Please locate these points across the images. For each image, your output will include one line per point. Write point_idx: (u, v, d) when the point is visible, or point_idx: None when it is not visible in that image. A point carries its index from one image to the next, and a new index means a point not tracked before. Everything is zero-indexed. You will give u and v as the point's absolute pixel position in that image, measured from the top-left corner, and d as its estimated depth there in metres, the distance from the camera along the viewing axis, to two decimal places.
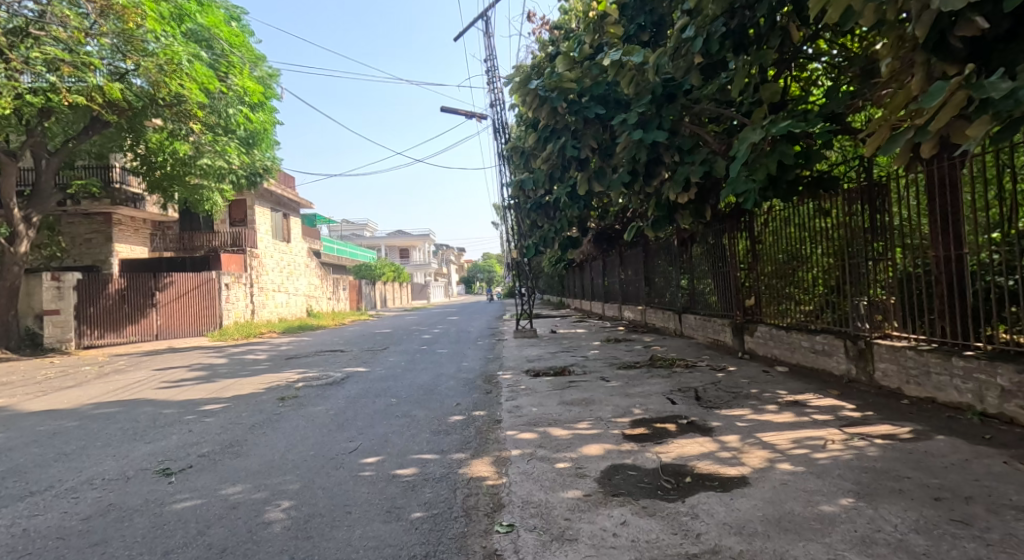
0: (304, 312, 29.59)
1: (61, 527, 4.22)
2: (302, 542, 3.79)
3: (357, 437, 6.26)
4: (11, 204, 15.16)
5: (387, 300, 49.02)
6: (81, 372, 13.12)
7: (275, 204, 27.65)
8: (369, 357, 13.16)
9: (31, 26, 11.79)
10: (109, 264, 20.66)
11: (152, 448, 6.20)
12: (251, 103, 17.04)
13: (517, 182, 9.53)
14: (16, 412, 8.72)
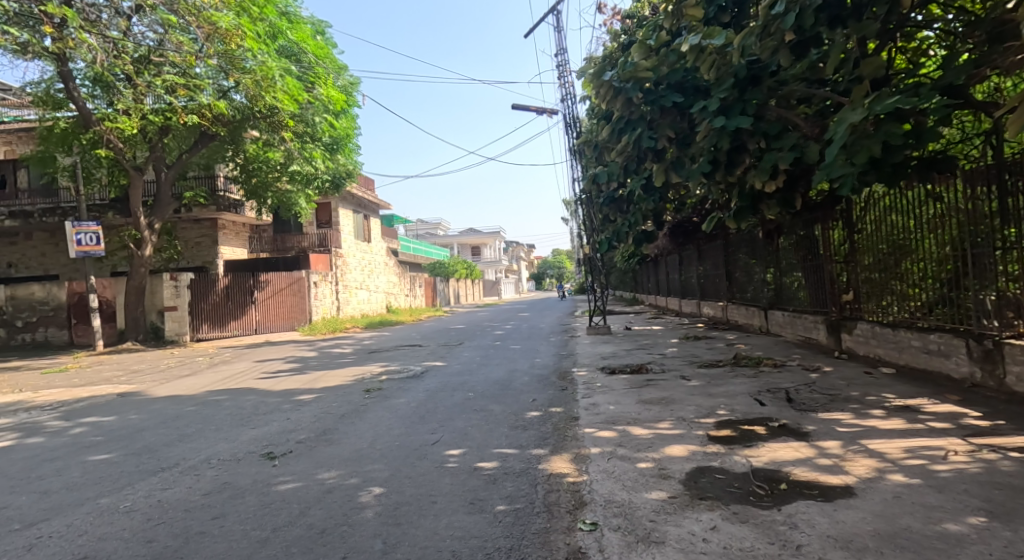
0: (384, 309, 30.70)
1: (183, 501, 4.60)
2: (393, 528, 3.93)
3: (438, 430, 6.41)
4: (138, 213, 16.68)
5: (459, 297, 49.87)
6: (194, 362, 14.31)
7: (356, 205, 28.79)
8: (445, 352, 13.47)
9: (152, 54, 13.24)
10: (215, 264, 22.43)
11: (256, 433, 6.64)
12: (335, 111, 17.78)
13: (590, 176, 9.37)
14: (143, 396, 9.66)
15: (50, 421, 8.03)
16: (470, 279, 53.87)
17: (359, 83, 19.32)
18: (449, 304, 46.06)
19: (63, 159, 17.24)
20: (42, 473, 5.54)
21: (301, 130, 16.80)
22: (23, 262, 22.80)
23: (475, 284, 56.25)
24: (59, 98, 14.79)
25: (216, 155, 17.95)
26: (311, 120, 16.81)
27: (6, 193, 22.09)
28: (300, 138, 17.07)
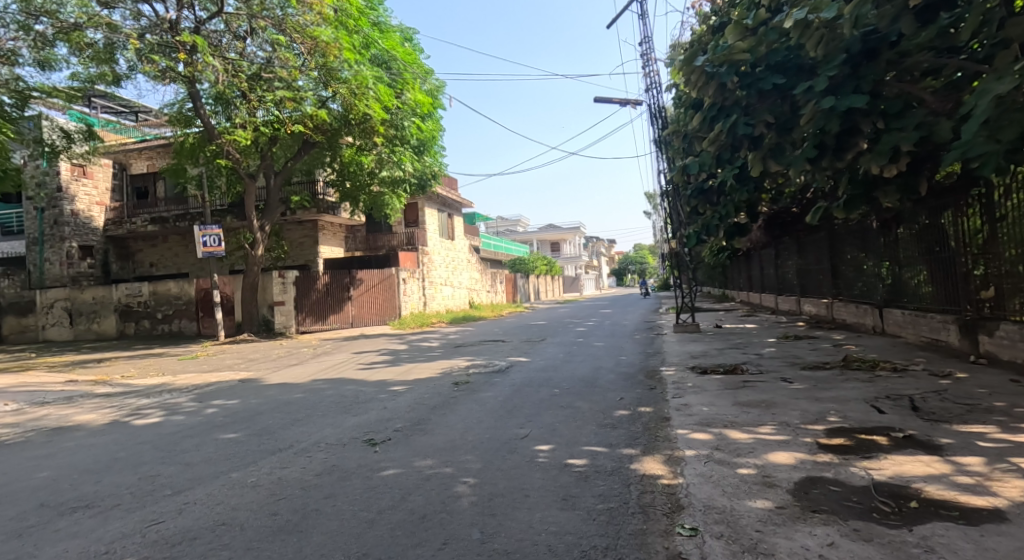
0: (468, 305, 31.35)
1: (298, 480, 4.94)
2: (490, 518, 4.01)
3: (527, 424, 6.45)
4: (252, 217, 18.12)
5: (541, 293, 49.81)
6: (300, 352, 15.33)
7: (441, 204, 29.54)
8: (529, 347, 13.55)
9: (263, 70, 14.51)
10: (316, 263, 23.99)
11: (358, 421, 6.99)
12: (422, 114, 18.14)
13: (678, 167, 9.02)
14: (258, 382, 10.48)
15: (185, 402, 8.91)
16: (550, 275, 53.72)
17: (444, 87, 19.72)
18: (531, 300, 46.19)
19: (191, 169, 19.06)
20: (182, 448, 6.15)
21: (391, 134, 17.34)
22: (160, 262, 25.53)
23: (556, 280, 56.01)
24: (188, 116, 16.40)
25: (317, 161, 19.04)
26: (399, 123, 17.30)
27: (147, 201, 24.79)
28: (389, 142, 17.60)
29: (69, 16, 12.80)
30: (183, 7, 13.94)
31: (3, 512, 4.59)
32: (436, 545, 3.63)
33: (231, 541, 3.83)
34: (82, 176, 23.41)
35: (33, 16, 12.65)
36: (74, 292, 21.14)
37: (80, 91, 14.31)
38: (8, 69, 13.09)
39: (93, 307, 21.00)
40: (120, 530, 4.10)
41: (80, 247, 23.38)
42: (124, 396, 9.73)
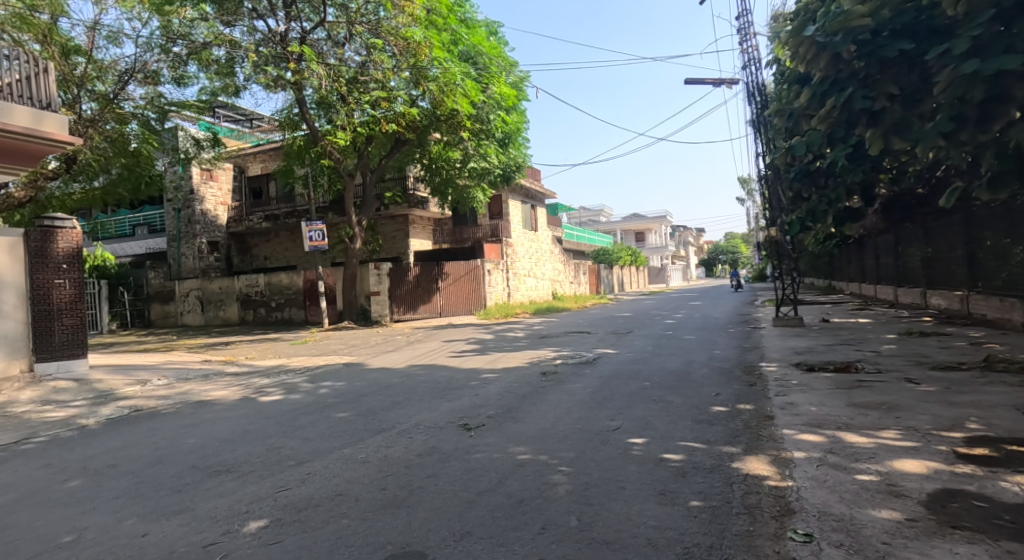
0: (552, 296, 31.12)
1: (402, 459, 5.16)
2: (586, 507, 3.98)
3: (618, 417, 6.33)
4: (351, 213, 19.18)
5: (627, 284, 48.44)
6: (395, 340, 16.03)
7: (524, 196, 29.32)
8: (615, 339, 13.30)
9: (358, 74, 14.97)
10: (407, 256, 24.94)
11: (452, 406, 7.18)
12: (507, 108, 18.21)
13: (782, 149, 8.42)
14: (359, 367, 11.07)
15: (299, 382, 9.60)
16: (637, 266, 52.40)
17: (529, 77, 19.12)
18: (617, 292, 45.14)
19: (298, 170, 20.33)
20: (299, 424, 6.62)
21: (477, 128, 17.53)
22: (273, 255, 27.07)
23: (643, 271, 54.33)
24: (294, 120, 17.67)
25: (407, 158, 19.69)
26: (486, 117, 17.38)
27: (261, 200, 26.79)
28: (475, 136, 17.83)
29: (199, 36, 14.09)
30: (291, 19, 14.86)
31: (161, 471, 5.17)
32: (535, 530, 3.66)
33: (346, 511, 4.06)
34: (208, 180, 25.90)
35: (172, 39, 13.92)
36: (204, 283, 23.42)
37: (206, 103, 15.62)
38: (150, 88, 14.53)
39: (219, 296, 23.10)
40: (256, 494, 4.48)
41: (208, 243, 25.97)
42: (249, 376, 10.65)
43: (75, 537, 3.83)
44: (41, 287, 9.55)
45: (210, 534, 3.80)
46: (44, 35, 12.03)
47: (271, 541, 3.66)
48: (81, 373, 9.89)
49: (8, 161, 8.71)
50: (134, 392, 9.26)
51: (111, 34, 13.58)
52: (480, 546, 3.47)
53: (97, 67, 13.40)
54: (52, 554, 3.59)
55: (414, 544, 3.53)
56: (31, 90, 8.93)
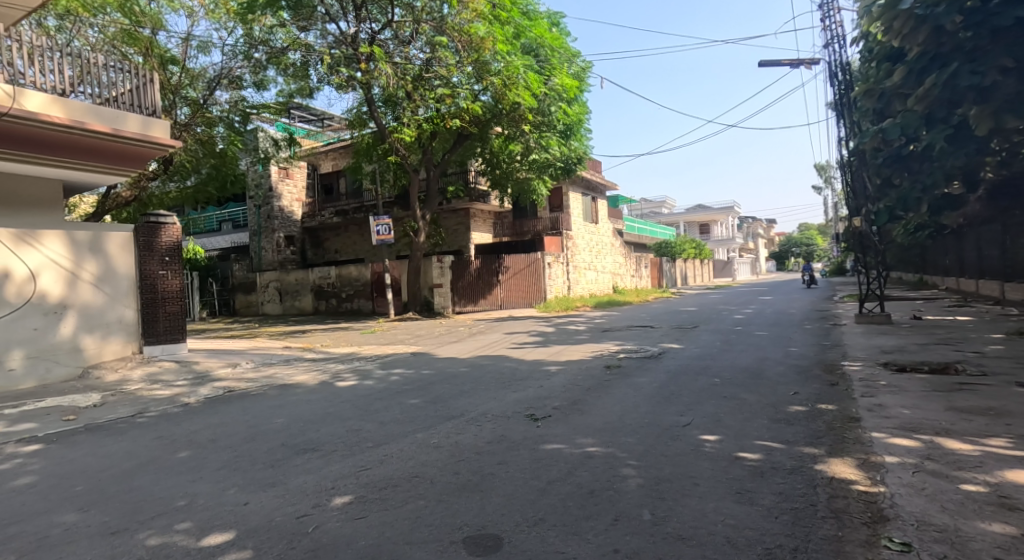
0: (612, 289, 30.38)
1: (472, 445, 5.26)
2: (659, 501, 3.90)
3: (687, 412, 6.16)
4: (415, 209, 19.56)
5: (692, 279, 46.76)
6: (458, 331, 16.31)
7: (585, 188, 28.50)
8: (681, 334, 12.92)
9: (423, 72, 15.27)
10: (468, 249, 25.20)
11: (518, 396, 7.23)
12: (569, 99, 17.81)
13: (868, 133, 7.91)
14: (426, 355, 11.35)
15: (371, 369, 9.97)
16: (704, 260, 50.54)
17: (591, 67, 18.64)
18: (682, 286, 43.71)
19: (367, 166, 21.11)
20: (374, 409, 6.88)
21: (538, 121, 17.27)
22: (344, 249, 28.02)
23: (709, 264, 52.30)
24: (364, 119, 18.09)
25: (468, 153, 19.82)
26: (547, 110, 17.09)
27: (332, 196, 27.80)
28: (537, 128, 17.55)
29: (278, 42, 14.83)
30: (360, 21, 15.29)
31: (254, 446, 5.53)
32: (608, 520, 3.63)
33: (424, 492, 4.19)
34: (285, 177, 27.22)
35: (254, 46, 14.73)
36: (282, 275, 24.73)
37: (283, 105, 16.22)
38: (235, 92, 15.27)
39: (295, 288, 24.33)
40: (339, 471, 4.70)
41: (285, 237, 27.30)
42: (325, 361, 11.17)
43: (187, 502, 4.16)
44: (147, 277, 10.38)
45: (301, 507, 4.02)
46: (148, 48, 13.20)
47: (355, 516, 3.83)
48: (182, 356, 10.68)
49: (118, 163, 9.38)
50: (227, 373, 9.94)
51: (201, 44, 14.48)
52: (554, 533, 3.48)
53: (189, 75, 14.39)
54: (170, 516, 3.93)
55: (488, 527, 3.59)
56: (138, 98, 9.58)
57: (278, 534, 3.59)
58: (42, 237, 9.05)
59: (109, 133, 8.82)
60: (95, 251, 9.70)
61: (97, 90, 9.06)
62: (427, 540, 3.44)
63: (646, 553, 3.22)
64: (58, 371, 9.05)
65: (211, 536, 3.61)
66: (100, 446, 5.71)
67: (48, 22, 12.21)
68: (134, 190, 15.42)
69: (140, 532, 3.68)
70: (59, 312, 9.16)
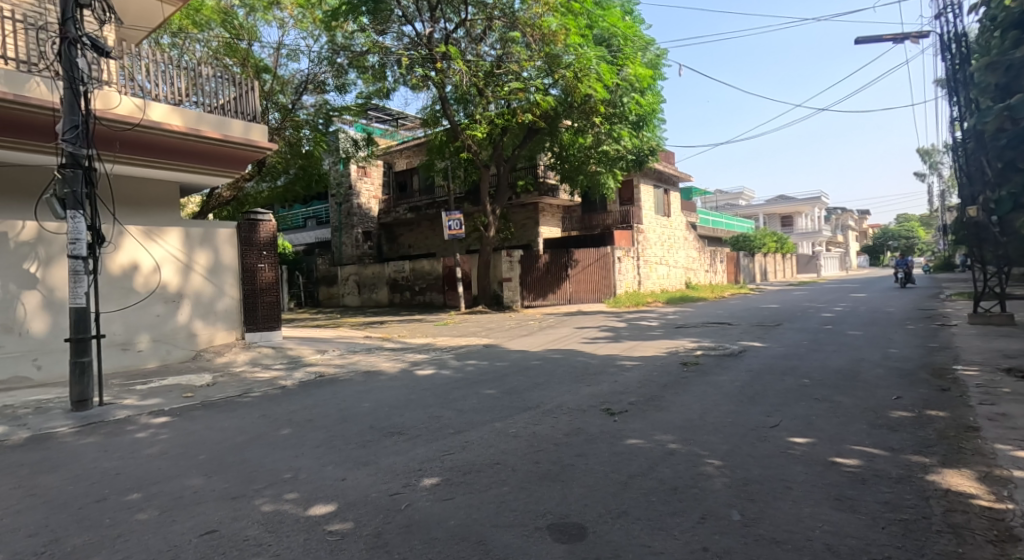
0: (686, 285, 29.34)
1: (550, 436, 5.30)
2: (749, 502, 3.78)
3: (775, 413, 5.90)
4: (486, 203, 19.80)
5: (772, 274, 44.40)
6: (528, 324, 16.43)
7: (657, 179, 27.66)
8: (763, 332, 12.34)
9: (494, 68, 15.72)
10: (537, 243, 25.23)
11: (592, 390, 7.20)
12: (643, 89, 17.15)
13: (989, 113, 7.16)
14: (500, 348, 11.52)
15: (447, 359, 10.25)
16: (787, 254, 47.93)
17: (666, 54, 18.05)
18: (761, 282, 41.58)
19: (438, 163, 21.69)
20: (453, 397, 7.08)
21: (609, 113, 16.74)
22: (416, 244, 28.63)
23: (791, 258, 49.41)
24: (437, 116, 18.42)
25: (539, 147, 19.68)
26: (619, 101, 16.52)
27: (407, 193, 28.69)
28: (608, 120, 17.03)
29: (358, 46, 15.44)
30: (435, 20, 15.69)
31: (345, 428, 5.84)
32: (695, 518, 3.56)
33: (506, 479, 4.28)
34: (363, 176, 28.30)
35: (337, 52, 15.53)
36: (360, 269, 25.86)
37: (361, 107, 16.86)
38: (319, 97, 16.07)
39: (373, 281, 25.33)
40: (424, 455, 4.88)
41: (363, 233, 28.53)
42: (404, 351, 11.60)
43: (292, 475, 4.48)
44: (247, 270, 11.17)
45: (392, 485, 4.23)
46: (245, 59, 14.12)
47: (443, 497, 3.98)
48: (278, 343, 11.38)
49: (228, 168, 10.12)
50: (316, 359, 10.56)
51: (290, 52, 15.32)
52: (638, 527, 3.46)
53: (279, 82, 15.38)
54: (278, 486, 4.24)
55: (572, 516, 3.62)
56: (241, 106, 10.23)
57: (374, 509, 3.80)
58: (162, 233, 9.91)
59: (217, 138, 9.51)
60: (206, 243, 10.53)
61: (206, 100, 9.76)
62: (513, 524, 3.52)
63: (737, 552, 3.14)
64: (177, 353, 9.96)
65: (316, 506, 3.87)
66: (215, 421, 6.26)
67: (164, 39, 13.60)
68: (231, 191, 16.63)
69: (254, 499, 4.00)
70: (178, 299, 10.08)
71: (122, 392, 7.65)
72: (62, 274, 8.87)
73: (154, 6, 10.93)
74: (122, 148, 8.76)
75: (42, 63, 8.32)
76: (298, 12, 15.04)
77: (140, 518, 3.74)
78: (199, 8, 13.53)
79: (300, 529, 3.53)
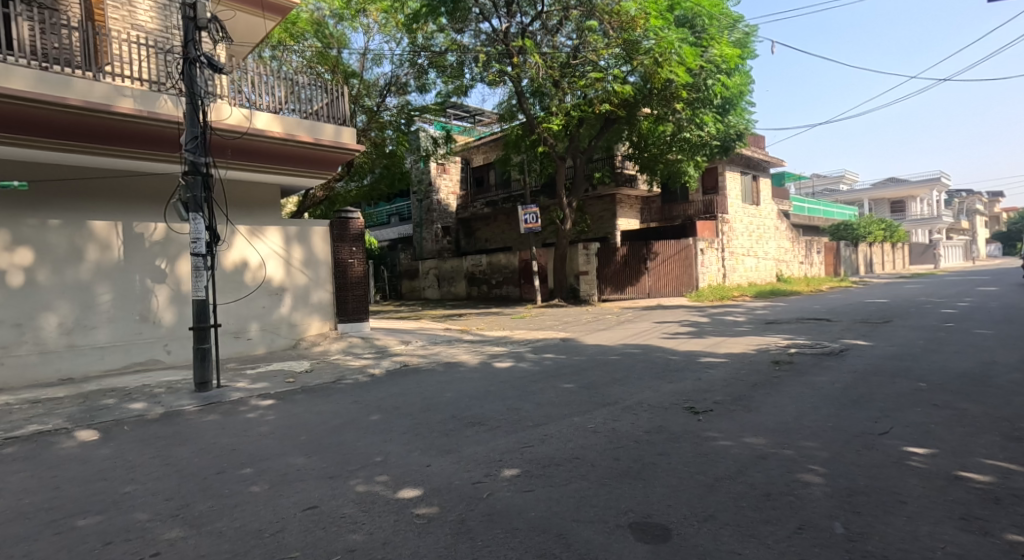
0: (776, 277, 28.03)
1: (630, 433, 5.35)
2: (854, 515, 3.64)
3: (884, 419, 5.60)
4: (562, 196, 19.80)
5: (877, 265, 41.18)
6: (606, 318, 16.34)
7: (745, 166, 26.48)
8: (868, 330, 11.59)
9: (570, 59, 15.78)
10: (614, 236, 24.82)
11: (675, 387, 7.13)
12: (730, 70, 16.54)
13: None
14: (581, 342, 11.56)
15: (527, 353, 10.43)
16: (896, 244, 44.27)
17: (757, 31, 17.34)
18: (865, 274, 38.71)
19: (514, 157, 21.97)
20: (532, 390, 7.25)
21: (692, 97, 16.26)
22: (493, 238, 28.99)
23: (902, 248, 45.49)
24: (513, 111, 18.65)
25: (616, 137, 19.47)
26: (703, 85, 16.07)
27: (483, 187, 29.22)
28: (690, 106, 16.63)
29: (437, 45, 15.95)
30: (512, 15, 15.77)
31: (431, 417, 6.14)
32: (791, 528, 3.49)
33: (587, 473, 4.39)
34: (442, 172, 29.09)
35: (417, 53, 16.05)
36: (439, 263, 26.68)
37: (440, 106, 17.36)
38: (402, 97, 16.71)
39: (451, 274, 26.06)
40: (507, 446, 5.06)
41: (443, 228, 29.34)
42: (485, 344, 11.89)
43: (383, 458, 4.80)
44: (338, 264, 11.87)
45: (475, 474, 4.44)
46: (334, 66, 14.97)
47: (525, 488, 4.14)
48: (367, 333, 12.01)
49: (320, 170, 10.76)
50: (403, 350, 11.07)
51: (375, 57, 15.99)
52: (728, 533, 3.44)
53: (365, 86, 16.12)
54: (371, 469, 4.57)
55: (655, 516, 3.67)
56: (332, 110, 10.77)
57: (458, 496, 4.02)
58: (265, 232, 10.71)
59: (309, 142, 10.14)
60: (303, 239, 11.29)
61: (301, 107, 10.42)
62: (595, 520, 3.62)
63: None
64: (280, 341, 10.77)
65: (405, 490, 4.14)
66: (314, 405, 6.76)
67: (266, 53, 14.54)
68: (323, 191, 17.65)
69: (350, 479, 4.34)
70: (282, 292, 10.89)
71: (235, 376, 8.41)
72: (187, 268, 9.81)
73: (258, 22, 11.77)
74: (233, 155, 9.57)
75: (168, 81, 9.19)
76: (382, 18, 15.65)
77: (254, 490, 4.16)
78: (294, 21, 14.42)
79: (391, 511, 3.80)
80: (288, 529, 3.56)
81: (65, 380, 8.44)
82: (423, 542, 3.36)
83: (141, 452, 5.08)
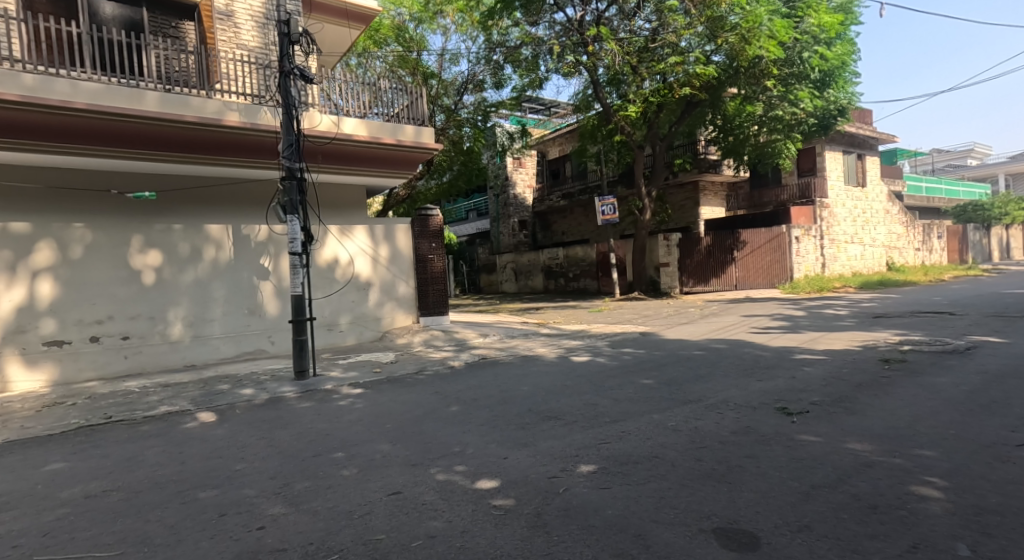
0: (886, 265, 26.11)
1: (714, 433, 5.25)
2: (983, 537, 3.35)
3: (1022, 429, 5.12)
4: (641, 186, 19.49)
5: (1010, 250, 37.18)
6: (688, 312, 15.93)
7: (849, 144, 24.73)
8: (1001, 325, 10.54)
9: (648, 42, 15.42)
10: (697, 225, 24.10)
11: (764, 386, 6.90)
12: (828, 40, 15.58)
13: None
14: (665, 337, 11.35)
15: (606, 347, 10.40)
16: None
17: None
18: (995, 260, 35.11)
19: (591, 148, 21.80)
20: (610, 385, 7.26)
21: (784, 73, 15.60)
22: (570, 231, 28.89)
23: None
24: (589, 101, 18.45)
25: (697, 123, 18.84)
26: (798, 58, 15.26)
27: (559, 180, 29.22)
28: (784, 82, 15.87)
29: (512, 40, 16.13)
30: (587, 3, 15.65)
31: (508, 409, 6.31)
32: (904, 546, 3.28)
33: (666, 473, 4.38)
34: (518, 167, 29.32)
35: (493, 50, 16.30)
36: (516, 257, 27.05)
37: (516, 101, 17.54)
38: (479, 94, 17.04)
39: (528, 268, 26.32)
40: (584, 442, 5.13)
41: (519, 222, 29.58)
42: (563, 338, 11.96)
43: (461, 449, 5.01)
44: (419, 259, 12.31)
45: (551, 468, 4.54)
46: (414, 68, 15.49)
47: (602, 485, 4.19)
48: (447, 326, 12.41)
49: (402, 170, 11.19)
50: (481, 343, 11.35)
51: (452, 57, 16.39)
52: (825, 546, 3.31)
53: (443, 86, 16.57)
54: (450, 458, 4.78)
55: (741, 523, 3.61)
56: (413, 111, 11.11)
57: (534, 489, 4.14)
58: (353, 231, 11.29)
59: (391, 143, 10.57)
60: (388, 238, 11.81)
61: (384, 110, 10.85)
62: (675, 522, 3.62)
63: None
64: (368, 333, 11.35)
65: (482, 481, 4.31)
66: (398, 394, 7.13)
67: (352, 61, 15.26)
68: (405, 190, 18.36)
69: (431, 467, 4.56)
70: (369, 287, 11.45)
71: (328, 365, 8.98)
72: (286, 265, 10.52)
73: (344, 32, 12.37)
74: (324, 160, 10.18)
75: (268, 94, 9.87)
76: (459, 18, 16.01)
77: (345, 474, 4.47)
78: (377, 28, 15.09)
79: (469, 500, 3.98)
80: (374, 512, 3.80)
81: (189, 366, 9.35)
82: (500, 534, 3.50)
83: (249, 434, 5.57)
